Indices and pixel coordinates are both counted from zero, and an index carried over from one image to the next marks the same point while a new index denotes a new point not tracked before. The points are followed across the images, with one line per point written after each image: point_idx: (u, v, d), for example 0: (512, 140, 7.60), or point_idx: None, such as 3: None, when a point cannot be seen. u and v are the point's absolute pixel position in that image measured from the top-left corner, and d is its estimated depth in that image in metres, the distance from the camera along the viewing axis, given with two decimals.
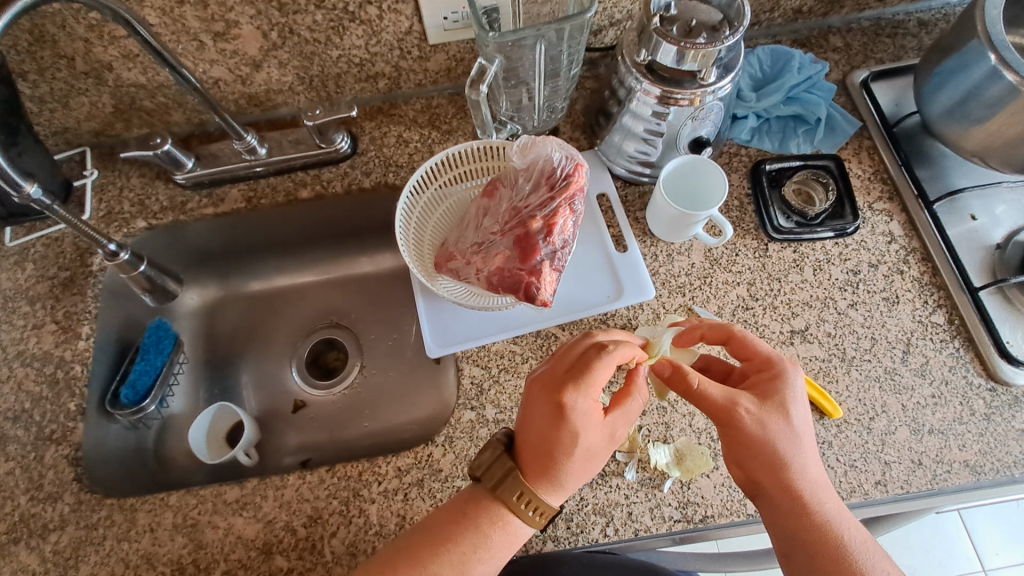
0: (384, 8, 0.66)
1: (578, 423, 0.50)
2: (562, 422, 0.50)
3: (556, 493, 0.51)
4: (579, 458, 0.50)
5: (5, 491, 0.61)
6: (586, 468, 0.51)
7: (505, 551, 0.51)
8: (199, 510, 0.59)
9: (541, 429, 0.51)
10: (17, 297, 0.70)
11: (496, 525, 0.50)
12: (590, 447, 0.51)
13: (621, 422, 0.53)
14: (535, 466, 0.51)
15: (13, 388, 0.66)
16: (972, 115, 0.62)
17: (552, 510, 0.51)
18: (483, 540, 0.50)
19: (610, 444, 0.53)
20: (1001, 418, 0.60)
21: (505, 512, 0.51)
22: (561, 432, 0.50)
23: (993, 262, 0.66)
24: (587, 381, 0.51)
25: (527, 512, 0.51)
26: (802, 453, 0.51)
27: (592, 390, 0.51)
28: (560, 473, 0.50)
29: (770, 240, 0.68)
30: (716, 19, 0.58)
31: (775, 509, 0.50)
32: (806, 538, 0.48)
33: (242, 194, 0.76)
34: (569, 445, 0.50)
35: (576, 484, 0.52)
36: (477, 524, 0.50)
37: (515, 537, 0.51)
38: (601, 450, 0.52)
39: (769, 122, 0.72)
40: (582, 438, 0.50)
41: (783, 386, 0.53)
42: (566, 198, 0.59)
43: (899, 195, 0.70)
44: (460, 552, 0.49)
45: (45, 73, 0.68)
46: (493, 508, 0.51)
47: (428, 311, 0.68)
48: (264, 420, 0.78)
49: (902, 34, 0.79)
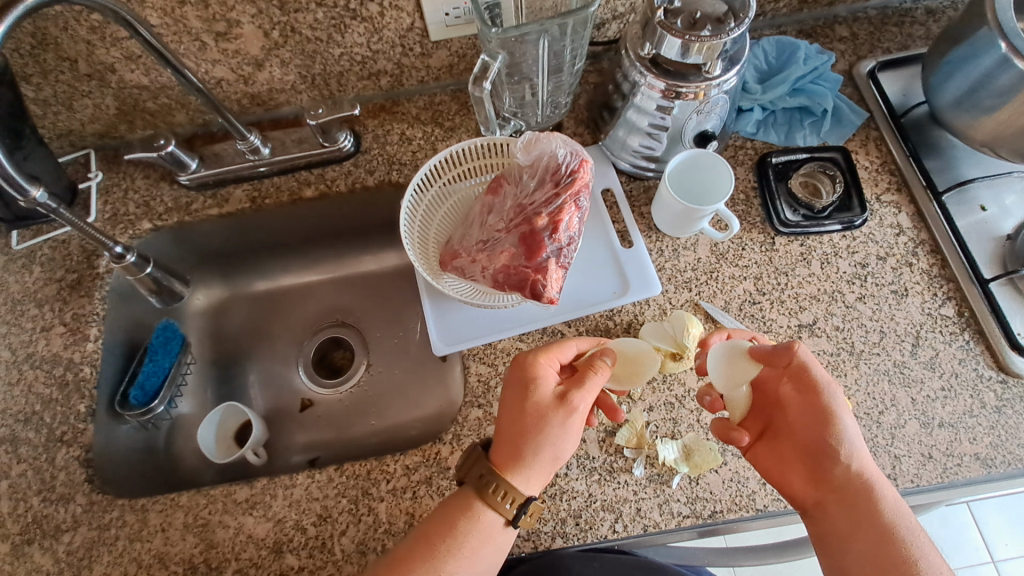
0: (385, 5, 0.66)
1: (530, 379, 0.54)
2: (520, 379, 0.54)
3: (514, 467, 0.51)
4: (531, 415, 0.52)
5: (18, 492, 0.61)
6: (541, 433, 0.52)
7: (478, 545, 0.50)
8: (210, 510, 0.59)
9: (506, 401, 0.55)
10: (25, 300, 0.71)
11: (465, 514, 0.51)
12: (542, 405, 0.52)
13: (578, 389, 0.53)
14: (498, 437, 0.54)
15: (23, 391, 0.66)
16: (982, 104, 0.61)
17: (520, 496, 0.51)
18: (452, 531, 0.50)
19: (567, 410, 0.52)
20: (1012, 410, 0.60)
21: (475, 501, 0.51)
22: (516, 387, 0.54)
23: (1003, 253, 0.65)
24: (543, 348, 0.56)
25: (493, 497, 0.50)
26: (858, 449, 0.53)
27: (549, 356, 0.56)
28: (514, 436, 0.52)
29: (777, 234, 0.68)
30: (721, 10, 0.57)
31: (844, 507, 0.52)
32: (875, 537, 0.50)
33: (247, 194, 0.76)
34: (525, 403, 0.53)
35: (537, 458, 0.52)
36: (448, 514, 0.51)
37: (486, 528, 0.50)
38: (556, 416, 0.52)
39: (775, 114, 0.71)
40: (533, 392, 0.53)
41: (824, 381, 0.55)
42: (571, 194, 0.58)
43: (908, 186, 0.69)
44: (431, 543, 0.50)
45: (47, 75, 0.68)
46: (465, 499, 0.52)
47: (434, 309, 0.68)
48: (272, 419, 0.78)
49: (910, 23, 0.78)
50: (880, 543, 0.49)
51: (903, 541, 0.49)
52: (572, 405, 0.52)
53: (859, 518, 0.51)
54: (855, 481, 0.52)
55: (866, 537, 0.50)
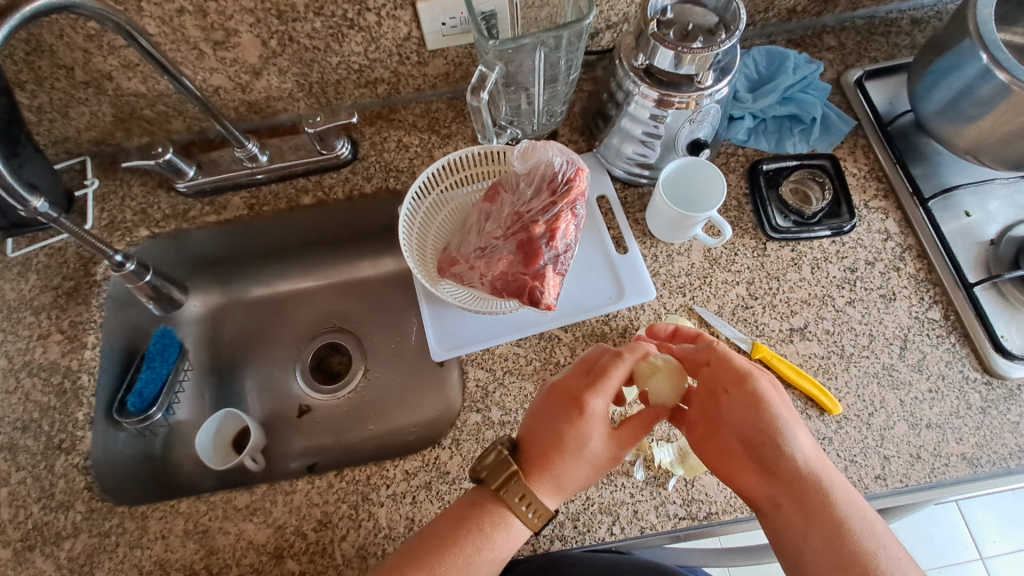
0: (383, 15, 0.67)
1: (592, 424, 0.53)
2: (575, 411, 0.53)
3: (552, 492, 0.53)
4: (580, 454, 0.53)
5: (17, 500, 0.61)
6: (583, 471, 0.53)
7: (505, 551, 0.51)
8: (210, 516, 0.59)
9: (555, 428, 0.53)
10: (21, 307, 0.71)
11: (498, 526, 0.51)
12: (593, 452, 0.53)
13: (627, 439, 0.55)
14: (535, 455, 0.53)
15: (20, 399, 0.66)
16: (966, 113, 0.63)
17: (548, 511, 0.52)
18: (483, 538, 0.50)
19: (612, 457, 0.54)
20: (997, 411, 0.62)
21: (506, 511, 0.52)
22: (569, 420, 0.53)
23: (987, 258, 0.67)
24: (605, 385, 0.54)
25: (524, 511, 0.51)
26: (800, 441, 0.53)
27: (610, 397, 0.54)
28: (561, 465, 0.52)
29: (768, 239, 0.69)
30: (711, 22, 0.59)
31: (798, 503, 0.50)
32: (835, 533, 0.48)
33: (244, 202, 0.77)
34: (579, 445, 0.52)
35: (573, 487, 0.53)
36: (477, 521, 0.51)
37: (513, 538, 0.52)
38: (601, 462, 0.54)
39: (765, 122, 0.73)
40: (588, 432, 0.53)
41: (751, 373, 0.55)
42: (568, 202, 0.59)
43: (895, 192, 0.71)
44: (463, 551, 0.50)
45: (43, 83, 0.68)
46: (496, 508, 0.52)
47: (432, 315, 0.69)
48: (270, 425, 0.78)
49: (896, 32, 0.80)
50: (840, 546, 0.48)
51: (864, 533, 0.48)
52: (616, 456, 0.54)
53: (818, 514, 0.49)
54: (803, 476, 0.51)
55: (824, 533, 0.48)
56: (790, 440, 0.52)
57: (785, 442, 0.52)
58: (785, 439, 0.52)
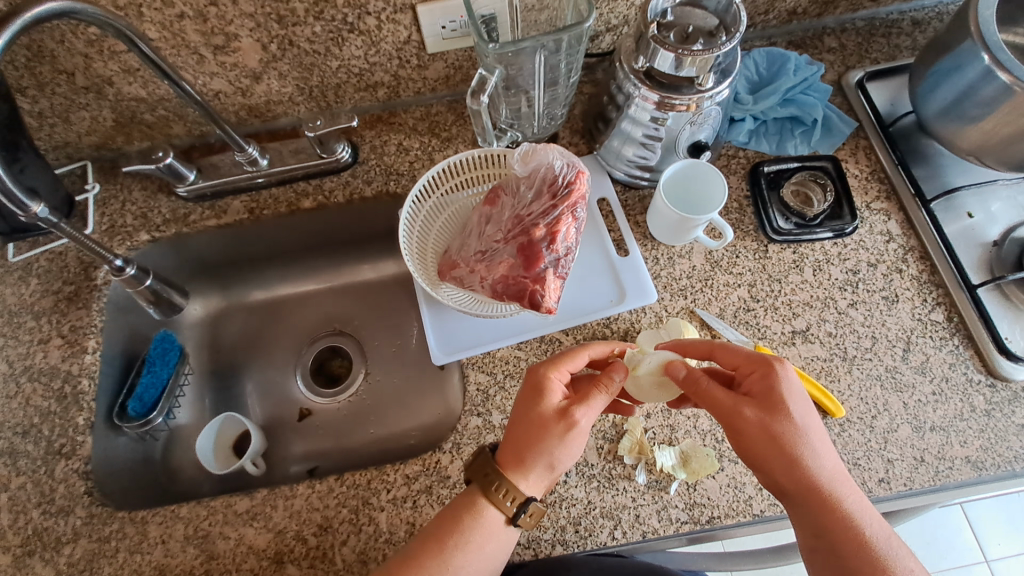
0: (382, 19, 0.67)
1: (540, 390, 0.54)
2: (531, 388, 0.55)
3: (518, 473, 0.51)
4: (535, 425, 0.52)
5: (17, 505, 0.61)
6: (542, 442, 0.51)
7: (484, 541, 0.50)
8: (210, 521, 0.59)
9: (516, 408, 0.55)
10: (22, 312, 0.71)
11: (471, 512, 0.51)
12: (545, 416, 0.52)
13: (583, 405, 0.53)
14: (505, 441, 0.54)
15: (21, 404, 0.66)
16: (967, 114, 0.63)
17: (522, 495, 0.51)
18: (459, 527, 0.50)
19: (569, 424, 0.52)
20: (1001, 413, 0.61)
21: (480, 498, 0.52)
22: (525, 397, 0.55)
23: (990, 259, 0.67)
24: (554, 360, 0.56)
25: (497, 495, 0.51)
26: (823, 455, 0.50)
27: (560, 369, 0.56)
28: (521, 441, 0.52)
29: (770, 241, 0.69)
30: (712, 24, 0.58)
31: (811, 518, 0.49)
32: (846, 551, 0.47)
33: (245, 205, 0.77)
34: (531, 413, 0.53)
35: (539, 466, 0.51)
36: (454, 512, 0.52)
37: (490, 526, 0.51)
38: (554, 425, 0.52)
39: (766, 124, 0.72)
40: (541, 402, 0.53)
41: (782, 384, 0.51)
42: (568, 205, 0.59)
43: (897, 194, 0.71)
44: (440, 540, 0.50)
45: (44, 88, 0.68)
46: (471, 497, 0.52)
47: (432, 318, 0.69)
48: (271, 429, 0.78)
49: (896, 33, 0.80)
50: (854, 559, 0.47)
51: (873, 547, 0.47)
52: (573, 421, 0.52)
53: (829, 529, 0.48)
54: (823, 489, 0.49)
55: (832, 547, 0.48)
56: (811, 456, 0.50)
57: (804, 459, 0.49)
58: (804, 453, 0.50)
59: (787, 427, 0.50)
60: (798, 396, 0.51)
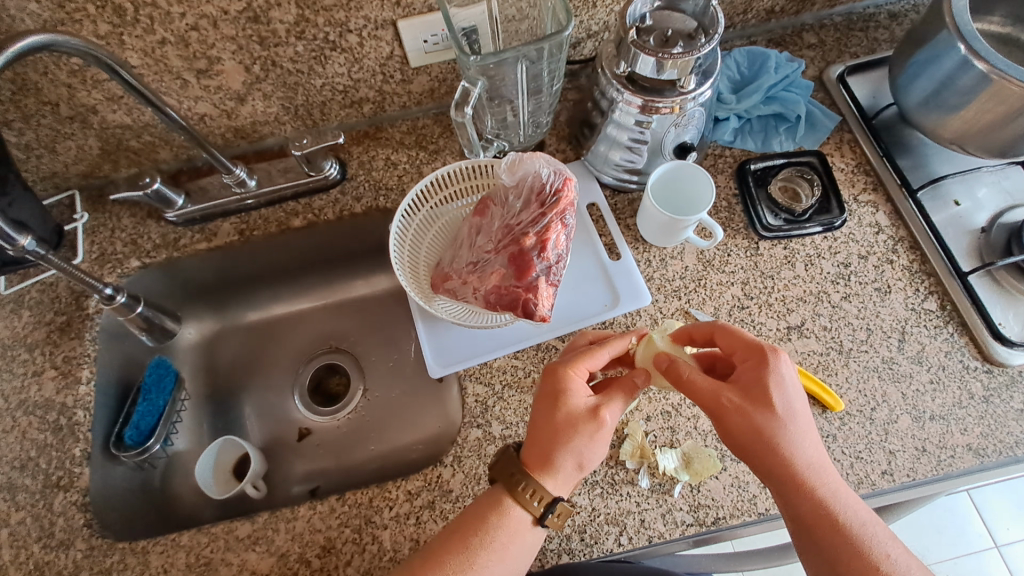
0: (364, 36, 0.67)
1: (565, 390, 0.54)
2: (552, 391, 0.54)
3: (546, 472, 0.51)
4: (562, 425, 0.52)
5: (17, 541, 0.60)
6: (569, 440, 0.51)
7: (508, 540, 0.50)
8: (212, 548, 0.58)
9: (538, 409, 0.54)
10: (15, 345, 0.70)
11: (496, 512, 0.51)
12: (574, 416, 0.52)
13: (610, 403, 0.53)
14: (530, 445, 0.53)
15: (17, 438, 0.65)
16: (947, 103, 0.63)
17: (549, 495, 0.51)
18: (483, 525, 0.50)
19: (598, 423, 0.52)
20: (999, 399, 0.61)
21: (506, 498, 0.51)
22: (547, 397, 0.54)
23: (979, 246, 0.67)
24: (575, 358, 0.56)
25: (525, 496, 0.51)
26: (805, 442, 0.50)
27: (580, 367, 0.56)
28: (547, 441, 0.52)
29: (760, 238, 0.69)
30: (690, 27, 0.59)
31: (788, 501, 0.49)
32: (823, 535, 0.47)
33: (235, 227, 0.76)
34: (555, 413, 0.53)
35: (568, 465, 0.51)
36: (478, 510, 0.51)
37: (515, 526, 0.50)
38: (583, 423, 0.52)
39: (751, 122, 0.73)
40: (565, 403, 0.53)
41: (767, 372, 0.51)
42: (557, 212, 0.59)
43: (884, 185, 0.71)
44: (465, 537, 0.50)
45: (30, 120, 0.68)
46: (498, 497, 0.52)
47: (428, 331, 0.69)
48: (270, 450, 0.77)
49: (874, 27, 0.81)
50: (834, 545, 0.47)
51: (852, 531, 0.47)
52: (603, 418, 0.52)
53: (807, 513, 0.48)
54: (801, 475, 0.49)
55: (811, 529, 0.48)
56: (792, 443, 0.49)
57: (783, 446, 0.49)
58: (785, 439, 0.49)
59: (767, 414, 0.50)
60: (787, 385, 0.51)
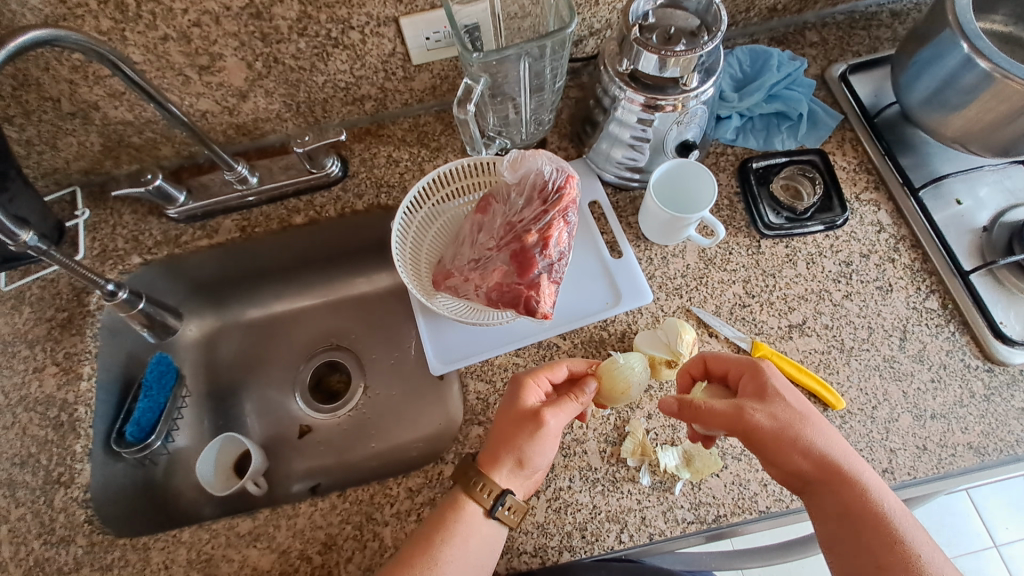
0: (366, 32, 0.67)
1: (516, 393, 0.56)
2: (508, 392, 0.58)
3: (491, 465, 0.53)
4: (510, 421, 0.55)
5: (18, 537, 0.60)
6: (512, 437, 0.53)
7: (467, 533, 0.51)
8: (212, 544, 0.58)
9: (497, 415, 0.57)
10: (16, 341, 0.70)
11: (453, 509, 0.52)
12: (522, 416, 0.54)
13: (555, 407, 0.54)
14: (487, 443, 0.56)
15: (18, 434, 0.65)
16: (950, 102, 0.63)
17: (497, 487, 0.52)
18: (442, 524, 0.52)
19: (540, 423, 0.53)
20: (1001, 398, 0.61)
21: (461, 494, 0.53)
22: (503, 402, 0.57)
23: (981, 245, 0.67)
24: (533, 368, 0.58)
25: (477, 490, 0.52)
26: (827, 439, 0.51)
27: (537, 376, 0.57)
28: (496, 437, 0.54)
29: (762, 237, 0.69)
30: (693, 24, 0.59)
31: (826, 501, 0.50)
32: (864, 530, 0.48)
33: (236, 224, 0.76)
34: (508, 414, 0.55)
35: (509, 460, 0.53)
36: (437, 511, 0.53)
37: (471, 521, 0.52)
38: (526, 422, 0.54)
39: (753, 120, 0.73)
40: (516, 405, 0.55)
41: (770, 381, 0.54)
42: (559, 210, 0.59)
43: (885, 184, 0.71)
44: (425, 538, 0.51)
45: (31, 116, 0.68)
46: (454, 496, 0.53)
47: (429, 328, 0.69)
48: (271, 447, 0.77)
49: (876, 26, 0.81)
50: (873, 537, 0.47)
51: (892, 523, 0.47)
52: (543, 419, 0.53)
53: (851, 510, 0.48)
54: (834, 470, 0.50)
55: (853, 526, 0.48)
56: (817, 444, 0.51)
57: (814, 444, 0.51)
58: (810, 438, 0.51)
59: (787, 418, 0.51)
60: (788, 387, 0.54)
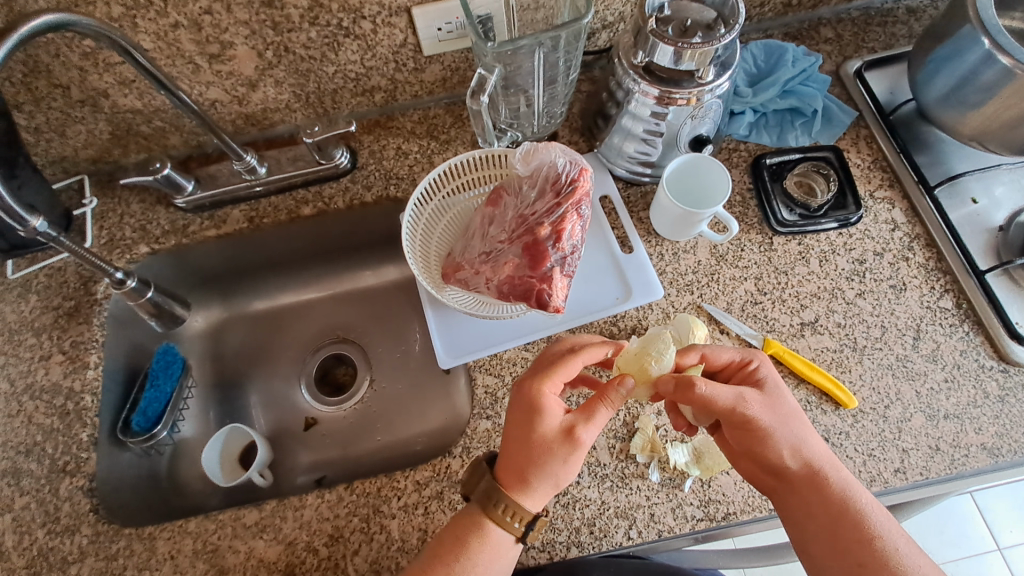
0: (378, 22, 0.66)
1: (541, 407, 0.53)
2: (529, 400, 0.53)
3: (523, 493, 0.51)
4: (538, 445, 0.51)
5: (22, 526, 0.60)
6: (546, 465, 0.50)
7: (491, 560, 0.50)
8: (219, 535, 0.58)
9: (512, 426, 0.54)
10: (22, 329, 0.70)
11: (476, 535, 0.51)
12: (549, 436, 0.51)
13: (587, 423, 0.52)
14: (505, 460, 0.53)
15: (24, 422, 0.65)
16: (968, 100, 0.62)
17: (527, 514, 0.51)
18: (464, 549, 0.50)
19: (574, 444, 0.51)
20: (1015, 399, 0.61)
21: (484, 519, 0.51)
22: (523, 415, 0.53)
23: (997, 244, 0.66)
24: (547, 372, 0.54)
25: (504, 517, 0.50)
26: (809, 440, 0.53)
27: (554, 380, 0.54)
28: (524, 462, 0.51)
29: (775, 234, 0.68)
30: (710, 16, 0.58)
31: (803, 499, 0.51)
32: (837, 525, 0.49)
33: (244, 215, 0.76)
34: (532, 433, 0.52)
35: (544, 485, 0.51)
36: (458, 532, 0.51)
37: (496, 547, 0.51)
38: (557, 443, 0.51)
39: (766, 116, 0.72)
40: (540, 421, 0.52)
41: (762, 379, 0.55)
42: (573, 203, 0.58)
43: (900, 181, 0.70)
44: (445, 563, 0.50)
45: (41, 103, 0.67)
46: (476, 519, 0.51)
47: (437, 321, 0.68)
48: (277, 439, 0.77)
49: (892, 22, 0.80)
50: (849, 535, 0.49)
51: (867, 518, 0.49)
52: (578, 439, 0.51)
53: (826, 505, 0.50)
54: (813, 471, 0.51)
55: (828, 520, 0.50)
56: (797, 442, 0.52)
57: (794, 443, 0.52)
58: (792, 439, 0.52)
59: (781, 415, 0.53)
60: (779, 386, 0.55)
